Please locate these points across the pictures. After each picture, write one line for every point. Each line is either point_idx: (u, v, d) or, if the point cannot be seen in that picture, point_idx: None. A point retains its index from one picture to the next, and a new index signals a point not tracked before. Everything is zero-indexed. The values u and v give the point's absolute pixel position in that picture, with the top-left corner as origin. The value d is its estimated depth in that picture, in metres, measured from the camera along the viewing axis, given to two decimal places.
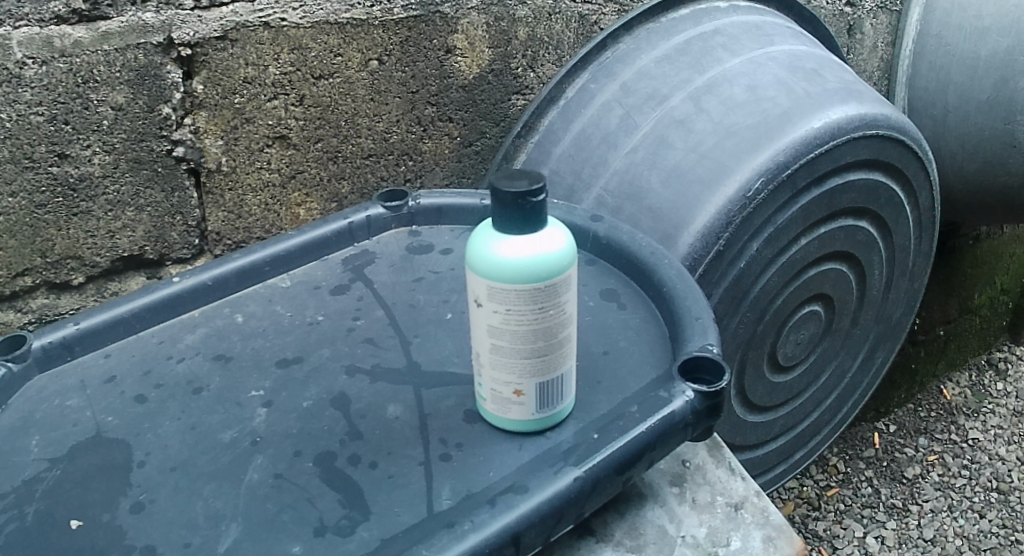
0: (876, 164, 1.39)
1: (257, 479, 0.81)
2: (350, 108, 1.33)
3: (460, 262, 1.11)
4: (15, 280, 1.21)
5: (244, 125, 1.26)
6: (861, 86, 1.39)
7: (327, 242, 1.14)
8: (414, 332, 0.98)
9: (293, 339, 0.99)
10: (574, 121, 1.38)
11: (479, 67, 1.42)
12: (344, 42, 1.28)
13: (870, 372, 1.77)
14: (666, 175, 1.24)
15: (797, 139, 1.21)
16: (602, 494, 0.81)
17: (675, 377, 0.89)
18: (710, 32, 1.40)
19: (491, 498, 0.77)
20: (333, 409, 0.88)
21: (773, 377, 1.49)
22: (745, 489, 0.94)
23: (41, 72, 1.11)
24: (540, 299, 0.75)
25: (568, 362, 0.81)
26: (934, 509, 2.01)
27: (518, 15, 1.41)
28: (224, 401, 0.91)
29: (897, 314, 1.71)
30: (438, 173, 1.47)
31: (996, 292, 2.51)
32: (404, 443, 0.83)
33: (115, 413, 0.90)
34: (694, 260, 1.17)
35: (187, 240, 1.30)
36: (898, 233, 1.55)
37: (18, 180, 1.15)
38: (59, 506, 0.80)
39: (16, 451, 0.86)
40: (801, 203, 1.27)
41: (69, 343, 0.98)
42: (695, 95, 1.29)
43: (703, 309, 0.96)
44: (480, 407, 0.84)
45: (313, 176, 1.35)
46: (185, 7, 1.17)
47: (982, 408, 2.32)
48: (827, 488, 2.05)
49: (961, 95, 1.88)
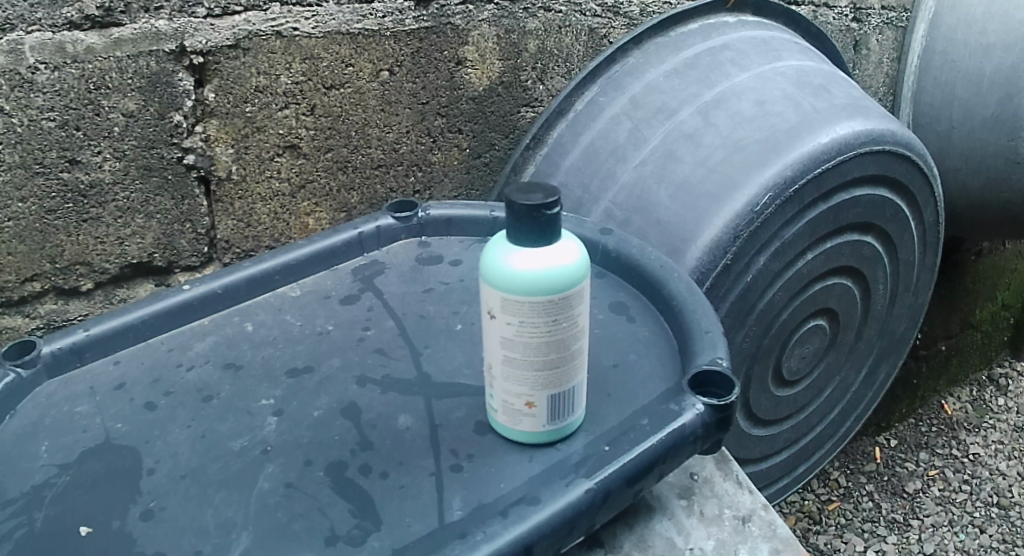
0: (883, 180, 1.40)
1: (268, 487, 0.81)
2: (361, 119, 1.34)
3: (470, 273, 1.11)
4: (23, 285, 1.21)
5: (255, 134, 1.27)
6: (868, 102, 1.40)
7: (337, 251, 1.14)
8: (424, 343, 0.98)
9: (304, 348, 0.99)
10: (583, 133, 1.39)
11: (489, 79, 1.43)
12: (356, 53, 1.29)
13: (873, 387, 1.77)
14: (675, 188, 1.24)
15: (805, 154, 1.22)
16: (612, 506, 0.81)
17: (685, 390, 0.89)
18: (719, 47, 1.41)
19: (503, 510, 0.77)
20: (344, 420, 0.88)
21: (777, 391, 1.49)
22: (752, 502, 0.94)
23: (53, 78, 1.11)
24: (554, 312, 0.76)
25: (580, 374, 0.81)
26: (934, 524, 2.01)
27: (528, 27, 1.42)
28: (234, 410, 0.91)
29: (900, 329, 1.71)
30: (446, 185, 1.47)
31: (997, 308, 2.52)
32: (414, 454, 0.83)
33: (125, 420, 0.90)
34: (702, 274, 1.17)
35: (196, 248, 1.30)
36: (903, 248, 1.56)
37: (29, 185, 1.15)
38: (69, 512, 0.80)
39: (25, 457, 0.87)
40: (808, 218, 1.28)
41: (79, 349, 0.98)
42: (704, 109, 1.30)
43: (713, 322, 0.96)
44: (491, 418, 0.85)
45: (323, 186, 1.36)
46: (198, 14, 1.17)
47: (983, 424, 2.32)
48: (828, 502, 2.05)
49: (965, 111, 1.89)
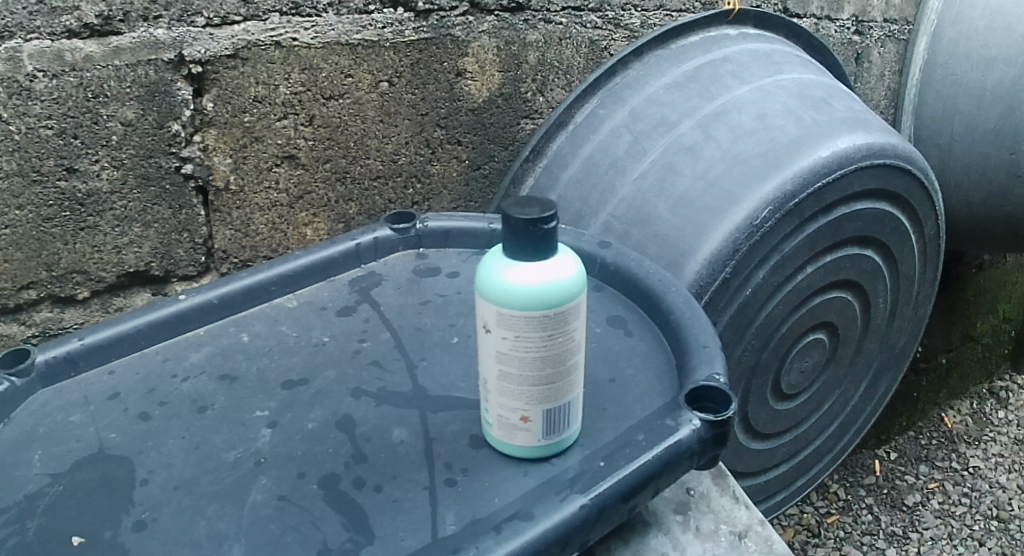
0: (883, 194, 1.39)
1: (261, 500, 0.80)
2: (359, 129, 1.34)
3: (467, 286, 1.11)
4: (19, 292, 1.21)
5: (253, 144, 1.27)
6: (869, 116, 1.39)
7: (334, 262, 1.14)
8: (420, 356, 0.98)
9: (299, 359, 0.98)
10: (582, 145, 1.39)
11: (489, 90, 1.43)
12: (355, 64, 1.29)
13: (872, 401, 1.77)
14: (674, 202, 1.24)
15: (804, 168, 1.22)
16: (607, 522, 0.81)
17: (681, 405, 0.88)
18: (719, 60, 1.41)
19: (497, 525, 0.77)
20: (338, 432, 0.87)
21: (776, 405, 1.48)
22: (749, 517, 0.94)
23: (51, 86, 1.11)
24: (549, 326, 0.75)
25: (575, 390, 0.81)
26: (934, 537, 1.99)
27: (529, 39, 1.42)
28: (228, 421, 0.90)
29: (900, 343, 1.71)
30: (446, 197, 1.47)
31: (998, 321, 2.53)
32: (409, 467, 0.83)
33: (119, 430, 0.90)
34: (701, 287, 1.17)
35: (194, 257, 1.29)
36: (904, 262, 1.55)
37: (26, 194, 1.15)
38: (61, 523, 0.79)
39: (18, 466, 0.86)
40: (807, 232, 1.27)
41: (73, 358, 0.98)
42: (703, 123, 1.30)
43: (710, 337, 0.96)
44: (486, 432, 0.84)
45: (321, 196, 1.35)
46: (197, 24, 1.17)
47: (983, 437, 2.31)
48: (827, 516, 2.04)
49: (967, 124, 1.89)
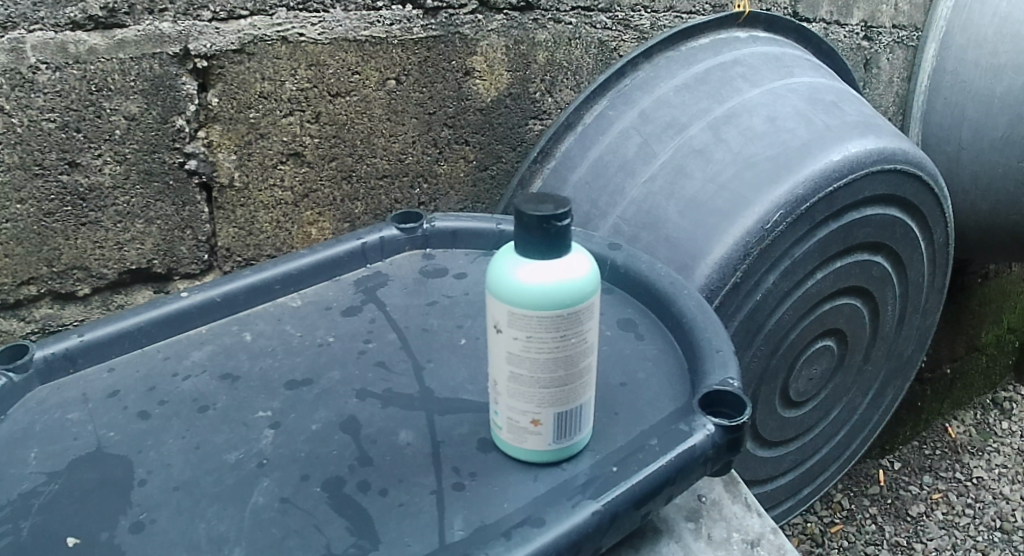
0: (894, 199, 1.38)
1: (263, 503, 0.78)
2: (366, 127, 1.32)
3: (475, 287, 1.09)
4: (19, 288, 1.19)
5: (258, 141, 1.25)
6: (880, 121, 1.38)
7: (340, 262, 1.12)
8: (426, 357, 0.96)
9: (304, 360, 0.96)
10: (591, 147, 1.37)
11: (497, 90, 1.41)
12: (362, 60, 1.27)
13: (880, 410, 1.75)
14: (684, 205, 1.22)
15: (816, 172, 1.20)
16: (619, 529, 0.79)
17: (695, 410, 0.87)
18: (730, 62, 1.39)
19: (506, 531, 0.75)
20: (342, 434, 0.85)
21: (784, 412, 1.46)
22: (761, 525, 0.92)
23: (54, 78, 1.09)
24: (562, 327, 0.73)
25: (587, 393, 0.79)
26: (938, 547, 1.97)
27: (538, 39, 1.41)
28: (230, 421, 0.88)
29: (908, 350, 1.69)
30: (452, 197, 1.45)
31: (1001, 331, 2.51)
32: (415, 471, 0.81)
33: (118, 428, 0.88)
34: (711, 291, 1.15)
35: (196, 256, 1.28)
36: (913, 269, 1.53)
37: (28, 187, 1.13)
38: (57, 522, 0.77)
39: (14, 463, 0.84)
40: (818, 236, 1.26)
41: (72, 355, 0.96)
42: (714, 125, 1.29)
43: (724, 341, 0.94)
44: (495, 436, 0.82)
45: (326, 195, 1.34)
46: (203, 18, 1.15)
47: (987, 447, 2.28)
48: (831, 525, 2.01)
49: (975, 131, 1.87)
